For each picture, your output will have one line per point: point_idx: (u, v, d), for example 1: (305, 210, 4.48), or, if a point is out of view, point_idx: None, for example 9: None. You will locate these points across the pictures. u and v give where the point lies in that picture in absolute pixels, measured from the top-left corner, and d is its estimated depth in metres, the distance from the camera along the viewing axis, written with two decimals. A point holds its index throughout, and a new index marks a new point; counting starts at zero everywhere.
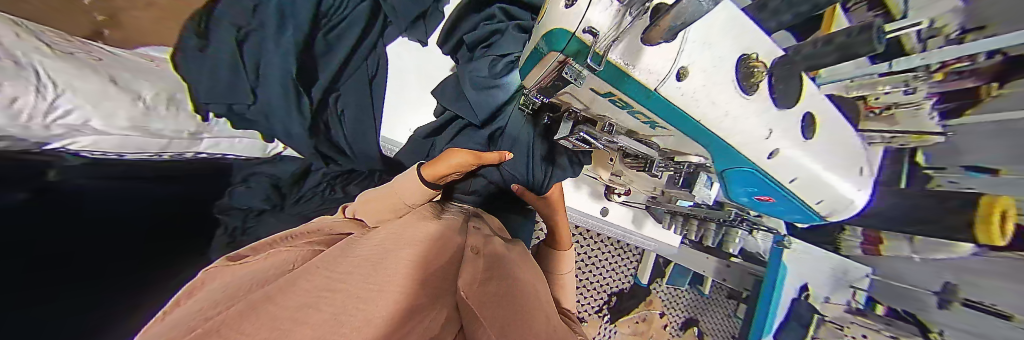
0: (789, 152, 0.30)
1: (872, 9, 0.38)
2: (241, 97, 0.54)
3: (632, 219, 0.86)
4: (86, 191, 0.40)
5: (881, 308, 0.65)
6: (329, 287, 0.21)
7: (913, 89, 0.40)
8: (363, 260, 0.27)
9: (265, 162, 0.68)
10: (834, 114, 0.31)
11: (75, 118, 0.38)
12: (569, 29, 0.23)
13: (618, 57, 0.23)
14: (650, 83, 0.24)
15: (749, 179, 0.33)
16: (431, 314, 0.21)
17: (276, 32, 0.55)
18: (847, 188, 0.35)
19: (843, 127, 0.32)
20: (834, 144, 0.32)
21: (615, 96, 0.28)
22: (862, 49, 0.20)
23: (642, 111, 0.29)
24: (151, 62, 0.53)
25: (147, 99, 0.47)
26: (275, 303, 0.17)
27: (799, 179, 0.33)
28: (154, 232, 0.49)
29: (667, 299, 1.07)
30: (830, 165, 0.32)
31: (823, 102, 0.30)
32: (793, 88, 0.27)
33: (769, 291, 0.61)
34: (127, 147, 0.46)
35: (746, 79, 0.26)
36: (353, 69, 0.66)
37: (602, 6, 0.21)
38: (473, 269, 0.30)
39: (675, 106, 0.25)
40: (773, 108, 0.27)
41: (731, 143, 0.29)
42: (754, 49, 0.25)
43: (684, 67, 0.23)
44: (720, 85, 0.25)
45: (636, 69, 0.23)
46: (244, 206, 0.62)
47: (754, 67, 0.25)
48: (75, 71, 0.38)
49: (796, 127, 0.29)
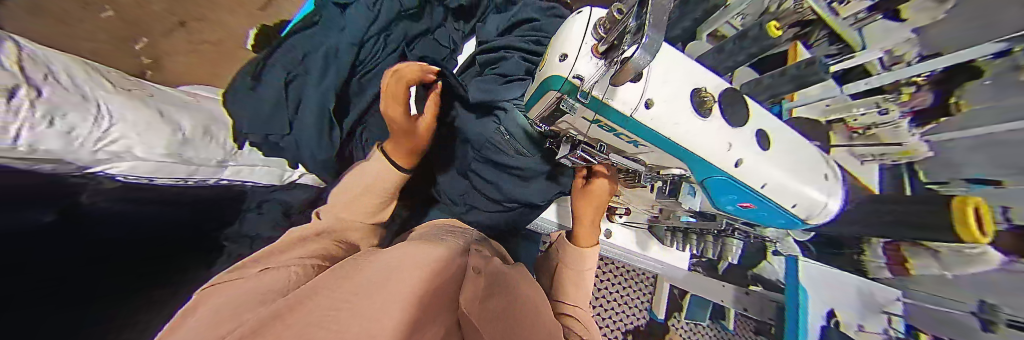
0: (752, 160, 0.32)
1: (834, 44, 0.49)
2: (278, 127, 0.62)
3: (637, 241, 0.84)
4: (108, 212, 0.42)
5: (926, 337, 0.56)
6: (335, 307, 0.21)
7: (885, 111, 0.47)
8: (363, 281, 0.26)
9: (279, 189, 0.70)
10: (783, 129, 0.36)
11: (118, 146, 0.41)
12: (562, 75, 0.27)
13: (600, 94, 0.27)
14: (626, 111, 0.28)
15: (727, 188, 0.35)
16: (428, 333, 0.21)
17: (319, 77, 0.63)
18: (821, 194, 0.36)
19: (796, 139, 0.36)
20: (791, 153, 0.35)
21: (602, 123, 0.31)
22: (816, 76, 0.36)
23: (627, 134, 0.32)
24: (190, 98, 0.58)
25: (186, 132, 0.51)
26: (287, 320, 0.18)
27: (769, 185, 0.34)
28: (154, 250, 0.47)
29: (689, 337, 0.98)
30: (796, 174, 0.35)
31: (770, 122, 0.35)
32: (742, 110, 0.32)
33: (793, 318, 0.58)
34: (158, 172, 0.47)
35: (700, 106, 0.30)
36: (375, 108, 0.73)
37: (584, 59, 0.26)
38: (473, 292, 0.29)
39: (648, 128, 0.29)
40: (727, 125, 0.31)
41: (700, 156, 0.31)
42: (702, 84, 0.30)
43: (651, 98, 0.28)
44: (680, 111, 0.29)
45: (614, 101, 0.27)
46: (253, 234, 0.63)
47: (705, 97, 0.30)
48: (129, 105, 0.43)
49: (753, 140, 0.32)
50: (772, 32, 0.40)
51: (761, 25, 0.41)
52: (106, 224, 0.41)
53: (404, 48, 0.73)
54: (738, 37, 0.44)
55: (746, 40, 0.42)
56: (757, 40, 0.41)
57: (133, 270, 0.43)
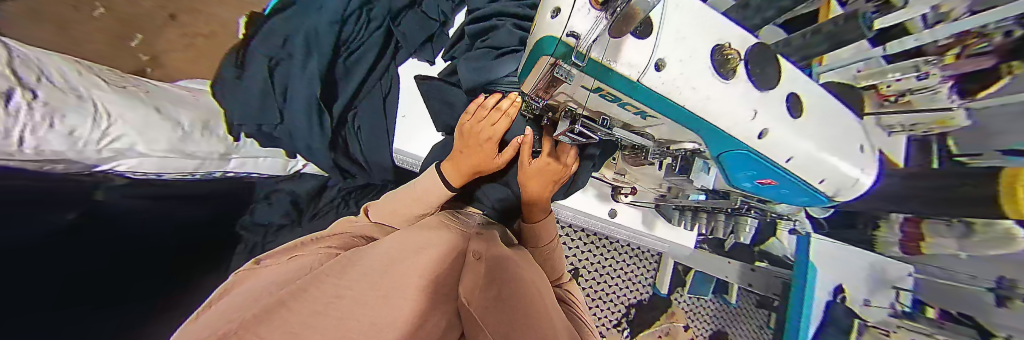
0: (780, 131, 0.30)
1: (871, 2, 0.42)
2: (271, 117, 0.60)
3: (642, 219, 0.83)
4: (129, 210, 0.44)
5: (932, 311, 0.58)
6: (337, 293, 0.22)
7: (924, 75, 0.42)
8: (372, 266, 0.27)
9: (285, 179, 0.71)
10: (817, 93, 0.32)
11: (122, 143, 0.41)
12: (555, 35, 0.25)
13: (599, 55, 0.24)
14: (632, 75, 0.25)
15: (743, 163, 0.33)
16: (432, 324, 0.21)
17: (304, 60, 0.62)
18: (850, 168, 0.33)
19: (829, 104, 0.33)
20: (824, 122, 0.32)
21: (604, 91, 0.29)
22: (854, 33, 0.32)
23: (632, 103, 0.29)
24: (189, 94, 0.58)
25: (185, 127, 0.51)
26: (297, 302, 0.19)
27: (795, 158, 0.31)
28: (182, 246, 0.51)
29: (690, 311, 1.00)
30: (828, 145, 0.32)
31: (802, 83, 0.31)
32: (772, 71, 0.29)
33: (801, 292, 0.58)
34: (165, 168, 0.49)
35: (723, 66, 0.27)
36: (366, 91, 0.72)
37: (581, 13, 0.24)
38: (474, 282, 0.28)
39: (658, 95, 0.26)
40: (754, 89, 0.28)
41: (719, 126, 0.28)
42: (726, 39, 0.27)
43: (662, 59, 0.25)
44: (701, 71, 0.26)
45: (617, 64, 0.24)
46: (265, 222, 0.66)
47: (729, 55, 0.27)
48: (124, 103, 0.43)
49: (782, 108, 0.29)
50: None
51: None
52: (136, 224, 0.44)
53: (389, 24, 0.70)
54: None
55: None
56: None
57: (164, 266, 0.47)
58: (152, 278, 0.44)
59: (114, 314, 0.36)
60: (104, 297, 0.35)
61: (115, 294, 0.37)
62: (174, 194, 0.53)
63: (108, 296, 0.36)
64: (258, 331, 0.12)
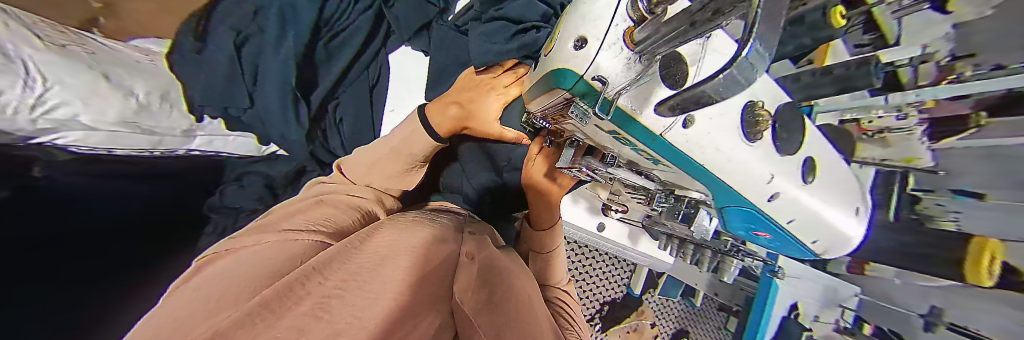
0: (792, 195, 0.29)
1: (868, 33, 0.32)
2: (239, 101, 0.56)
3: (628, 235, 0.86)
4: (76, 189, 0.40)
5: (868, 327, 0.64)
6: (328, 293, 0.20)
7: (906, 115, 0.34)
8: (357, 269, 0.25)
9: (260, 160, 0.66)
10: (831, 157, 0.31)
11: (62, 113, 0.37)
12: (577, 72, 0.23)
13: (626, 103, 0.23)
14: (656, 129, 0.23)
15: (746, 215, 0.32)
16: (426, 319, 0.21)
17: (277, 38, 0.56)
18: (850, 231, 0.34)
19: (841, 168, 0.32)
20: (835, 186, 0.31)
21: (619, 135, 0.28)
22: (864, 79, 0.28)
23: (646, 150, 0.28)
24: (146, 57, 0.51)
25: (141, 98, 0.46)
26: (291, 297, 0.18)
27: (797, 220, 0.32)
28: (148, 227, 0.49)
29: (658, 310, 1.06)
30: (833, 210, 0.32)
31: (820, 145, 0.30)
32: (796, 135, 0.27)
33: (761, 306, 0.63)
34: (117, 142, 0.45)
35: (750, 127, 0.25)
36: (349, 80, 0.66)
37: (612, 52, 0.22)
38: (467, 279, 0.29)
39: (679, 152, 0.25)
40: (776, 154, 0.26)
41: (734, 187, 0.28)
42: (759, 97, 0.25)
43: (691, 116, 0.23)
44: (727, 132, 0.24)
45: (643, 115, 0.23)
46: (235, 205, 0.61)
47: (760, 116, 0.25)
48: (64, 65, 0.37)
49: (797, 172, 0.28)
50: (835, 20, 0.25)
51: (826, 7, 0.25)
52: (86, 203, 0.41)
53: (380, 6, 0.63)
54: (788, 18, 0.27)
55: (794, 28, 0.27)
56: (812, 28, 0.26)
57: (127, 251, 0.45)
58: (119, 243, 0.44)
59: (73, 288, 0.37)
60: (60, 273, 0.36)
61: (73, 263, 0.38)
62: (121, 172, 0.47)
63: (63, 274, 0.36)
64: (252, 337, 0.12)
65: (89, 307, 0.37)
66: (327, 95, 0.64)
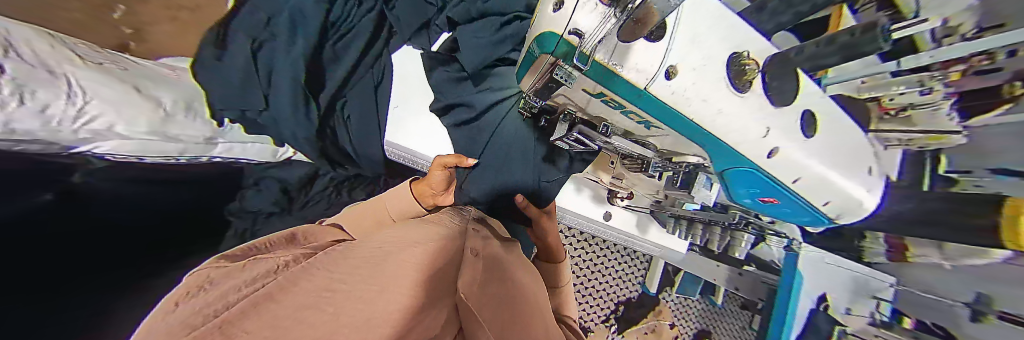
0: (791, 150, 0.30)
1: (883, 10, 0.41)
2: (255, 103, 0.58)
3: (636, 224, 0.83)
4: (104, 192, 0.42)
5: (907, 321, 0.59)
6: (330, 287, 0.18)
7: (929, 90, 0.40)
8: (362, 262, 0.24)
9: (275, 166, 0.69)
10: (832, 113, 0.32)
11: (99, 124, 0.40)
12: (557, 32, 0.25)
13: (600, 55, 0.24)
14: (639, 82, 0.25)
15: (751, 180, 0.33)
16: (433, 315, 0.20)
17: (288, 44, 0.60)
18: (856, 189, 0.34)
19: (846, 125, 0.33)
20: (836, 143, 0.32)
21: (607, 97, 0.29)
22: (872, 46, 0.26)
23: (635, 112, 0.29)
24: (171, 72, 0.55)
25: (167, 106, 0.49)
26: (298, 281, 0.19)
27: (802, 180, 0.32)
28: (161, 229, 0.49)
29: (677, 309, 1.02)
30: (837, 168, 0.32)
31: (820, 102, 0.31)
32: (789, 88, 0.29)
33: (784, 301, 0.59)
34: (148, 151, 0.48)
35: (739, 77, 0.27)
36: (357, 79, 0.68)
37: (588, 11, 0.24)
38: (473, 274, 0.28)
39: (666, 105, 0.26)
40: (771, 106, 0.28)
41: (729, 142, 0.29)
42: (744, 48, 0.27)
43: (674, 66, 0.25)
44: (713, 83, 0.26)
45: (625, 68, 0.24)
46: (255, 209, 0.64)
47: (746, 65, 0.27)
48: (102, 79, 0.41)
49: (797, 125, 0.30)
50: None
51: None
52: (109, 208, 0.42)
53: (383, 7, 0.67)
54: None
55: None
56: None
57: (135, 258, 0.44)
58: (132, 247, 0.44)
59: (89, 289, 0.37)
60: (82, 280, 0.36)
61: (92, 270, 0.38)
62: (148, 176, 0.49)
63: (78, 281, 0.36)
64: (270, 315, 0.13)
65: (107, 307, 0.38)
66: (334, 96, 0.66)
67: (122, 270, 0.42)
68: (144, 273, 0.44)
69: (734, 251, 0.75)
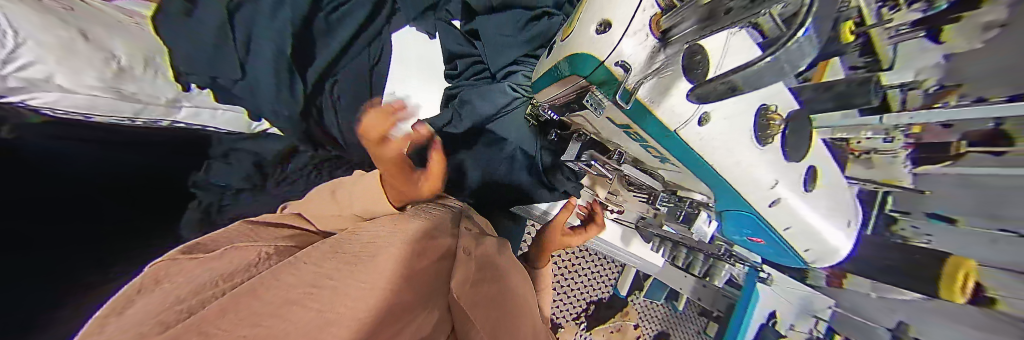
0: (790, 202, 0.33)
1: (864, 55, 0.32)
2: (229, 71, 0.53)
3: (621, 236, 0.87)
4: (61, 157, 0.39)
5: (839, 337, 0.67)
6: (304, 287, 0.16)
7: (890, 138, 0.40)
8: (348, 258, 0.23)
9: (249, 138, 0.63)
10: (833, 169, 0.35)
11: (36, 71, 0.35)
12: (597, 57, 0.25)
13: (645, 96, 0.25)
14: (672, 124, 0.26)
15: (747, 222, 0.36)
16: (421, 317, 0.20)
17: (272, 10, 0.55)
18: (836, 241, 0.38)
19: (839, 182, 0.36)
20: (830, 197, 0.35)
21: (631, 129, 0.31)
22: (862, 100, 0.29)
23: (654, 145, 0.31)
24: (129, 19, 0.48)
25: (121, 60, 0.43)
26: (281, 275, 0.18)
27: (793, 228, 0.36)
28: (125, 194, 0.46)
29: (642, 311, 1.10)
30: (824, 216, 0.35)
31: (823, 157, 0.34)
32: (802, 144, 0.31)
33: (741, 313, 0.65)
34: (97, 107, 0.42)
35: (763, 129, 0.28)
36: (351, 55, 0.65)
37: (634, 39, 0.24)
38: (467, 270, 0.29)
39: (693, 149, 0.27)
40: (783, 160, 0.30)
41: (739, 191, 0.31)
42: (772, 101, 0.28)
43: (708, 113, 0.25)
44: (739, 132, 0.27)
45: (660, 108, 0.25)
46: (223, 184, 0.59)
47: (773, 120, 0.28)
48: (37, 20, 0.34)
49: (801, 179, 0.32)
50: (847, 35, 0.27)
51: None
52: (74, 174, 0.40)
53: None
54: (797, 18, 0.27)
55: None
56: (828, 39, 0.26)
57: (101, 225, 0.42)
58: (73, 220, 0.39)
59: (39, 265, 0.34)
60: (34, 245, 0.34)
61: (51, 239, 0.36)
62: (87, 137, 0.43)
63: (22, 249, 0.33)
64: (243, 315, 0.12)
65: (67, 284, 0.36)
66: (326, 70, 0.62)
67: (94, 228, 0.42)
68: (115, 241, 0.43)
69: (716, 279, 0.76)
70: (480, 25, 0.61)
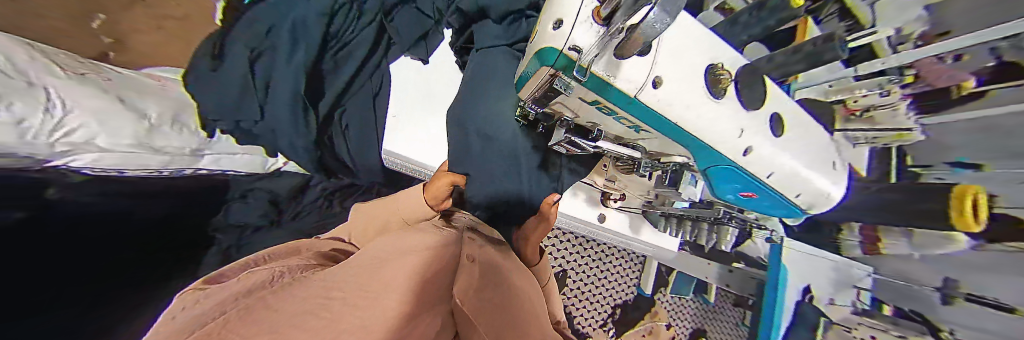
0: (763, 151, 0.34)
1: (843, 20, 0.48)
2: (251, 113, 0.59)
3: (631, 225, 0.85)
4: (107, 210, 0.43)
5: (886, 308, 0.65)
6: (327, 296, 0.17)
7: (888, 92, 0.48)
8: (355, 273, 0.22)
9: (264, 178, 0.69)
10: (799, 117, 0.37)
11: (78, 136, 0.38)
12: (557, 47, 0.27)
13: (600, 70, 0.27)
14: (630, 90, 0.28)
15: (729, 176, 0.36)
16: (428, 317, 0.18)
17: (288, 55, 0.60)
18: (823, 183, 0.38)
19: (810, 126, 0.38)
20: (803, 143, 0.37)
21: (601, 104, 0.32)
22: (831, 54, 0.32)
23: (625, 116, 0.33)
24: (157, 82, 0.54)
25: (151, 119, 0.48)
26: (291, 293, 0.18)
27: (775, 175, 0.36)
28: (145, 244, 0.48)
29: (672, 309, 1.04)
30: (802, 162, 0.36)
31: (787, 105, 0.36)
32: (758, 95, 0.33)
33: (772, 292, 0.62)
34: (128, 163, 0.45)
35: (715, 85, 0.31)
36: (355, 89, 0.70)
37: (584, 27, 0.26)
38: (468, 283, 0.27)
39: (654, 111, 0.30)
40: (743, 109, 0.32)
41: (708, 142, 0.32)
42: (719, 60, 0.32)
43: (659, 77, 0.28)
44: (692, 90, 0.30)
45: (617, 79, 0.27)
46: (241, 223, 0.63)
47: (720, 74, 0.31)
48: (85, 92, 0.40)
49: (766, 125, 0.34)
50: (795, 3, 0.38)
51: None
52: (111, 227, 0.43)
53: (381, 19, 0.68)
54: (752, 9, 0.42)
55: (764, 10, 0.40)
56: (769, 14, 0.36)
57: (126, 277, 0.43)
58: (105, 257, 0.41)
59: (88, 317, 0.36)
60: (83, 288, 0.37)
61: (87, 281, 0.38)
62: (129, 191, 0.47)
63: (70, 296, 0.35)
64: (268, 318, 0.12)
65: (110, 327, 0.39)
66: (334, 104, 0.67)
67: (117, 281, 0.42)
68: (132, 295, 0.44)
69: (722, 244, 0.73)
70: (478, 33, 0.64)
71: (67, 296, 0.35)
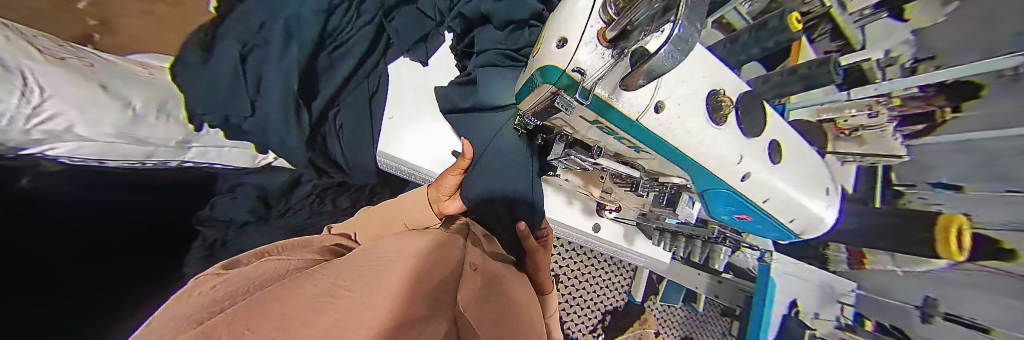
0: (760, 175, 0.35)
1: (833, 41, 0.55)
2: (240, 108, 0.55)
3: (624, 236, 0.86)
4: (72, 204, 0.40)
5: (869, 324, 0.67)
6: (333, 292, 0.15)
7: (876, 113, 0.49)
8: (366, 268, 0.21)
9: (252, 172, 0.65)
10: (798, 145, 0.38)
11: (57, 124, 0.35)
12: (559, 67, 0.28)
13: (601, 91, 0.28)
14: (633, 113, 0.29)
15: (725, 199, 0.37)
16: (434, 314, 0.16)
17: (279, 52, 0.58)
18: (816, 211, 0.39)
19: (807, 157, 0.38)
20: (800, 172, 0.38)
21: (602, 124, 0.33)
22: (826, 77, 0.38)
23: (626, 137, 0.34)
24: (144, 69, 0.48)
25: (138, 107, 0.44)
26: (299, 286, 0.15)
27: (772, 201, 0.37)
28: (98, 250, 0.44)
29: (662, 317, 1.04)
30: (797, 188, 0.37)
31: (785, 134, 0.37)
32: (759, 122, 0.34)
33: (760, 303, 0.63)
34: (109, 153, 0.43)
35: (717, 111, 0.32)
36: (354, 84, 0.69)
37: (587, 50, 0.27)
38: (471, 286, 0.25)
39: (655, 134, 0.31)
40: (743, 136, 0.33)
41: (707, 166, 0.33)
42: (722, 86, 0.32)
43: (662, 101, 0.29)
44: (694, 116, 0.31)
45: (619, 102, 0.29)
46: (227, 218, 0.62)
47: (722, 101, 0.32)
48: (66, 77, 0.36)
49: (763, 153, 0.35)
50: (793, 25, 0.39)
51: (782, 16, 0.40)
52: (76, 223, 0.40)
53: (382, 19, 0.68)
54: (754, 29, 0.43)
55: (764, 31, 0.42)
56: (773, 34, 0.41)
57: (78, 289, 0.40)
58: (66, 262, 0.39)
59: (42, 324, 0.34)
60: (52, 291, 0.36)
61: (46, 288, 0.35)
62: (102, 184, 0.45)
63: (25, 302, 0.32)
64: (272, 315, 0.10)
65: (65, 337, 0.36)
66: (328, 104, 0.65)
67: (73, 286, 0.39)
68: (80, 307, 0.40)
69: (716, 263, 0.77)
70: (478, 36, 0.65)
71: (21, 302, 0.32)
